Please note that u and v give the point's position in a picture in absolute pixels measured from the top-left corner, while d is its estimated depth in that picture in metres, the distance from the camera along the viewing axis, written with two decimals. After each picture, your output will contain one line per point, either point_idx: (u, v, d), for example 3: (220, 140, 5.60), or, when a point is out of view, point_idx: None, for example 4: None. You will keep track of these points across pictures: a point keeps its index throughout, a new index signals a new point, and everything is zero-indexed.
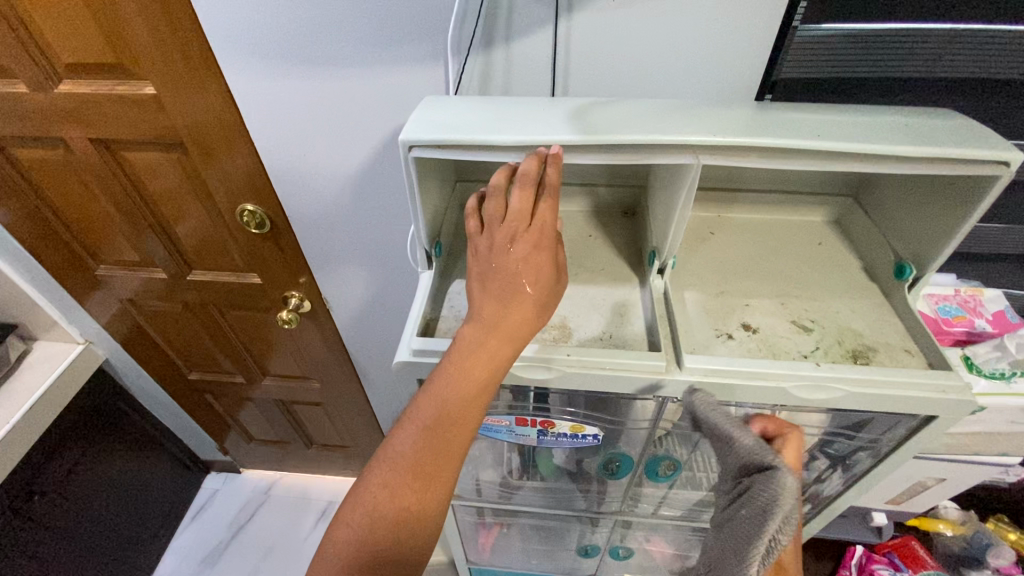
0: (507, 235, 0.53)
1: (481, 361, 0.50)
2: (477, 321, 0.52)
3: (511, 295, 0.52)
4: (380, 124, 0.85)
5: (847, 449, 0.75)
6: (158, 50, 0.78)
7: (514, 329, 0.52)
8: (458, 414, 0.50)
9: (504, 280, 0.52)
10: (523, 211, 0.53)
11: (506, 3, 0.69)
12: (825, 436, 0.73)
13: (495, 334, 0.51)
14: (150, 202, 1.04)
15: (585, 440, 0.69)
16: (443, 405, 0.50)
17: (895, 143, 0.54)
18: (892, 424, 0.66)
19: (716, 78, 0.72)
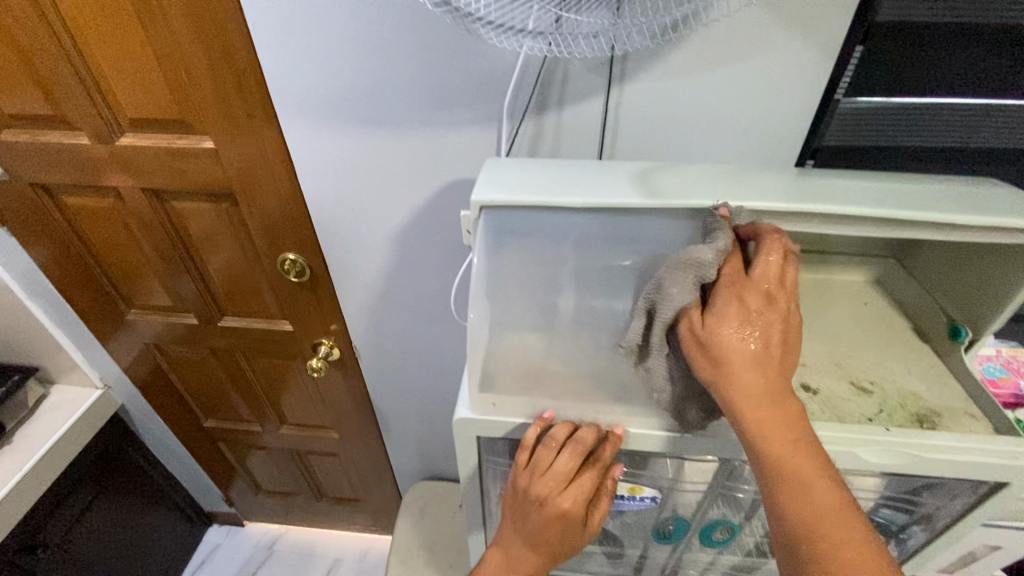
0: (543, 490, 0.62)
1: (513, 569, 0.67)
2: (512, 548, 0.68)
3: (553, 519, 0.63)
4: (428, 180, 0.87)
5: (903, 521, 0.75)
6: (223, 108, 0.82)
7: (556, 542, 0.66)
8: None
9: (544, 520, 0.63)
10: (557, 475, 0.61)
11: (562, 73, 0.73)
12: (882, 505, 0.73)
13: (543, 547, 0.66)
14: (191, 249, 1.06)
15: (644, 501, 0.71)
16: None
17: (953, 211, 0.56)
18: (954, 494, 0.67)
19: (759, 145, 0.75)
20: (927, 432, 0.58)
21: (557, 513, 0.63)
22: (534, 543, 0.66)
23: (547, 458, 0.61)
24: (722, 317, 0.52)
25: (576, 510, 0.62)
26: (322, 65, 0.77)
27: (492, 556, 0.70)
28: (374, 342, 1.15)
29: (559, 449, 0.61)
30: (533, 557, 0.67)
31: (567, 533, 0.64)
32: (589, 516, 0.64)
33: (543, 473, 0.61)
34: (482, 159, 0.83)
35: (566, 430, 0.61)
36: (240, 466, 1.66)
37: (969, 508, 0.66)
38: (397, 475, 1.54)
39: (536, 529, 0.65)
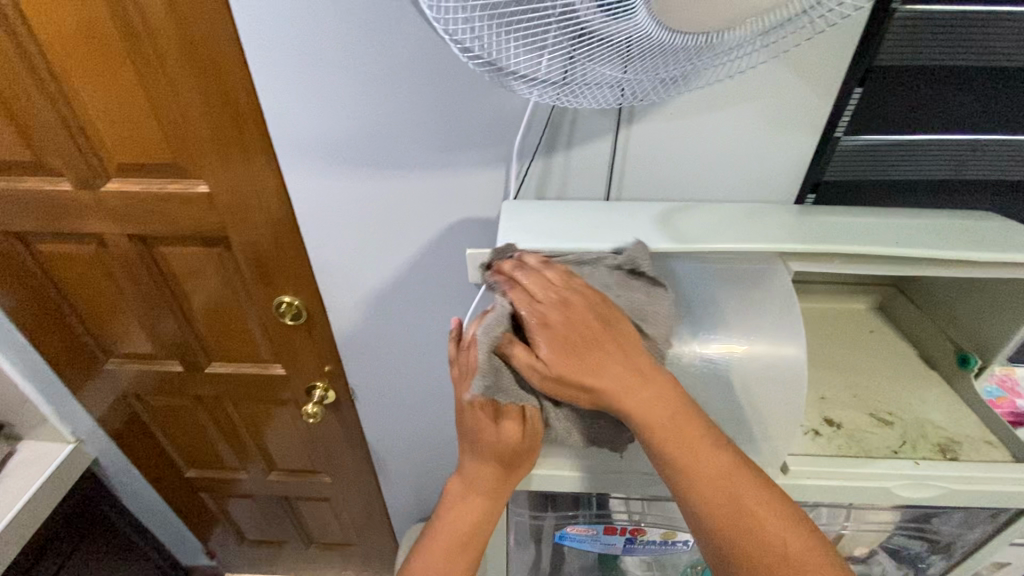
0: (486, 393, 0.52)
1: (474, 491, 0.58)
2: (465, 476, 0.59)
3: (499, 432, 0.53)
4: (433, 221, 0.86)
5: (922, 553, 0.77)
6: (219, 151, 0.79)
7: (510, 454, 0.54)
8: (463, 537, 0.59)
9: (493, 428, 0.53)
10: (495, 373, 0.52)
11: (571, 114, 0.73)
12: (905, 541, 0.75)
13: (497, 461, 0.56)
14: (180, 295, 1.01)
15: (675, 545, 0.72)
16: (450, 533, 0.59)
17: (965, 248, 0.58)
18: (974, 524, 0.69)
19: (764, 181, 0.77)
20: (952, 464, 0.59)
21: (500, 427, 0.53)
22: (486, 456, 0.55)
23: (480, 357, 0.53)
24: (550, 344, 0.50)
25: (513, 426, 0.53)
26: (327, 109, 0.76)
27: (452, 490, 0.60)
28: (374, 384, 1.12)
29: (487, 338, 0.53)
30: (490, 471, 0.57)
31: (507, 438, 0.53)
32: (534, 430, 0.54)
33: (473, 373, 0.53)
34: (490, 198, 0.82)
35: (494, 316, 0.53)
36: (223, 516, 1.57)
37: (987, 538, 0.69)
38: (394, 517, 1.49)
39: (482, 441, 0.54)
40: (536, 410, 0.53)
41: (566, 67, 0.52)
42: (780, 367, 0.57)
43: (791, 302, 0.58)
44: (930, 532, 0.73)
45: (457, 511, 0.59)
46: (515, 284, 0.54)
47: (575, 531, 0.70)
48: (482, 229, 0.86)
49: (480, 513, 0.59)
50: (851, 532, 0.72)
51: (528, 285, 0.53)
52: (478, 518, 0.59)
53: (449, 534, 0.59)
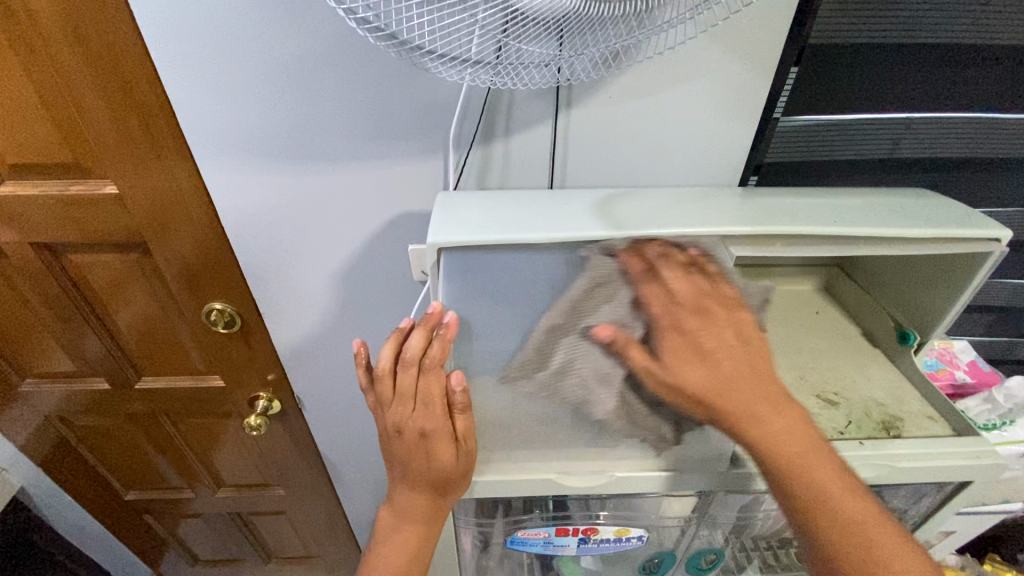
0: (416, 419, 0.52)
1: (409, 526, 0.58)
2: (397, 510, 0.58)
3: (431, 459, 0.53)
4: (370, 216, 0.81)
5: None
6: (126, 148, 0.72)
7: (442, 483, 0.54)
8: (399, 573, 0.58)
9: (425, 454, 0.53)
10: (426, 397, 0.52)
11: (507, 99, 0.70)
12: None
13: (429, 491, 0.55)
14: (97, 308, 0.93)
15: (629, 542, 0.70)
16: (385, 566, 0.58)
17: (902, 225, 0.58)
18: (920, 497, 0.71)
19: (708, 165, 0.75)
20: (896, 441, 0.59)
21: (431, 455, 0.53)
22: (419, 485, 0.55)
23: (410, 380, 0.52)
24: (680, 353, 0.50)
25: (446, 450, 0.52)
26: (245, 99, 0.70)
27: (386, 522, 0.59)
28: (321, 390, 1.06)
29: (415, 360, 0.52)
30: (423, 505, 0.56)
31: (441, 465, 0.53)
32: (468, 453, 0.53)
33: (403, 398, 0.53)
34: (429, 191, 0.78)
35: (423, 338, 0.53)
36: (172, 539, 1.48)
37: (932, 512, 0.71)
38: (355, 526, 1.43)
39: (415, 471, 0.54)
40: (470, 430, 0.53)
41: (500, 49, 0.49)
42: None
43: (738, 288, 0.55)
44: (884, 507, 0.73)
45: (393, 544, 0.58)
46: (656, 278, 0.53)
47: (527, 534, 0.68)
48: (424, 224, 0.82)
49: (417, 545, 0.58)
50: None
51: (668, 281, 0.53)
52: (416, 549, 0.58)
53: (386, 564, 0.59)
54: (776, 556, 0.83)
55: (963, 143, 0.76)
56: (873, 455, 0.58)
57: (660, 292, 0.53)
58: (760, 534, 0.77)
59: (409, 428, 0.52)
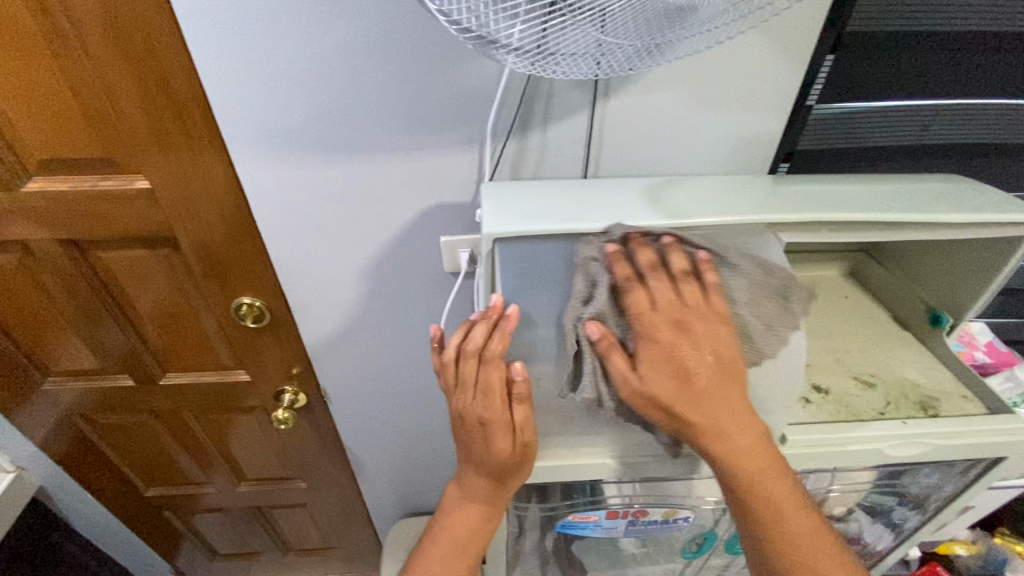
0: (477, 407, 0.54)
1: (473, 500, 0.62)
2: (462, 485, 0.62)
3: (490, 444, 0.55)
4: (404, 208, 0.81)
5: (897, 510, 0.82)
6: (160, 142, 0.71)
7: (502, 468, 0.57)
8: (466, 539, 0.63)
9: (486, 440, 0.55)
10: (486, 388, 0.53)
11: (545, 89, 0.70)
12: (886, 495, 0.79)
13: (490, 473, 0.58)
14: (124, 304, 0.92)
15: (675, 523, 0.73)
16: (453, 535, 0.64)
17: (942, 211, 0.59)
18: (946, 480, 0.74)
19: (741, 152, 0.76)
20: (934, 420, 0.61)
21: (491, 440, 0.55)
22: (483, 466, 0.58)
23: (472, 370, 0.54)
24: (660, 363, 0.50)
25: (503, 439, 0.54)
26: (282, 92, 0.70)
27: (449, 497, 0.64)
28: (347, 383, 1.06)
29: (477, 352, 0.53)
30: (484, 485, 0.60)
31: (499, 452, 0.55)
32: (525, 441, 0.55)
33: (466, 387, 0.54)
34: (463, 183, 0.78)
35: (485, 329, 0.53)
36: (191, 533, 1.49)
37: (957, 493, 0.74)
38: (375, 517, 1.44)
39: (478, 452, 0.57)
40: (527, 421, 0.54)
41: (544, 34, 0.48)
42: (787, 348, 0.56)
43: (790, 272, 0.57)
44: (907, 489, 0.77)
45: (455, 520, 0.63)
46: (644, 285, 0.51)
47: (576, 518, 0.71)
48: (457, 214, 0.82)
49: (476, 523, 0.63)
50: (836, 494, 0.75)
51: (655, 291, 0.51)
52: (475, 525, 0.63)
53: (448, 538, 0.64)
54: None
55: (988, 129, 0.78)
56: (915, 433, 0.60)
57: (672, 291, 0.51)
58: None
59: (472, 415, 0.55)
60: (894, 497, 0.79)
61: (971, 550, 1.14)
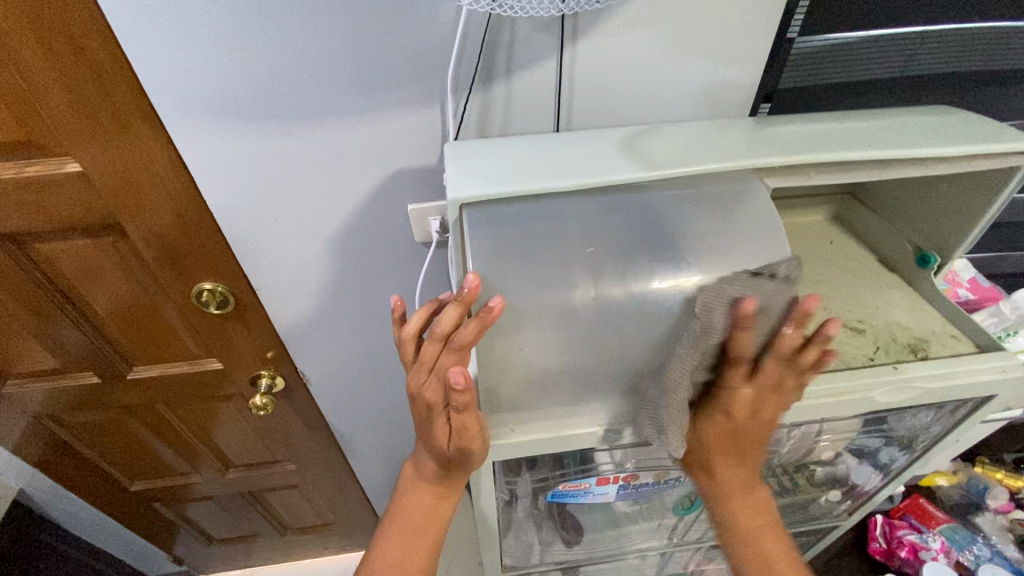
0: (428, 391, 0.54)
1: (426, 477, 0.62)
2: (419, 463, 0.62)
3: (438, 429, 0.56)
4: (366, 177, 0.76)
5: (887, 451, 0.83)
6: (86, 120, 0.64)
7: (443, 455, 0.58)
8: (425, 517, 0.63)
9: (429, 427, 0.56)
10: (442, 374, 0.53)
11: (508, 35, 0.64)
12: (875, 439, 0.80)
13: (441, 455, 0.58)
14: (75, 300, 0.86)
15: (666, 483, 0.72)
16: (413, 514, 0.63)
17: (933, 145, 0.56)
18: (934, 423, 0.75)
19: (719, 94, 0.72)
20: (925, 362, 0.60)
21: (439, 425, 0.55)
22: (432, 450, 0.58)
23: (432, 352, 0.53)
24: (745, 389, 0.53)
25: (443, 431, 0.55)
26: (217, 54, 0.63)
27: (407, 479, 0.65)
28: (326, 363, 1.03)
29: (443, 335, 0.51)
30: (431, 467, 0.61)
31: (440, 439, 0.56)
32: (461, 446, 0.55)
33: (423, 366, 0.53)
34: (427, 144, 0.73)
35: (457, 315, 0.50)
36: (184, 523, 1.47)
37: (943, 433, 0.75)
38: (370, 491, 1.45)
39: (428, 434, 0.57)
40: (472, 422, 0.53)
41: None
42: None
43: (774, 218, 0.55)
44: (894, 431, 0.77)
45: (412, 499, 0.64)
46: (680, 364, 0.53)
47: (567, 487, 0.70)
48: (424, 180, 0.77)
49: (432, 502, 0.63)
50: (825, 442, 0.76)
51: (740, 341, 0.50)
52: (430, 506, 0.63)
53: (407, 517, 0.64)
54: (795, 479, 0.87)
55: (975, 56, 0.74)
56: (908, 378, 0.58)
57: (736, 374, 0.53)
58: (783, 462, 0.80)
59: (421, 398, 0.55)
60: (880, 438, 0.80)
61: (952, 480, 1.18)
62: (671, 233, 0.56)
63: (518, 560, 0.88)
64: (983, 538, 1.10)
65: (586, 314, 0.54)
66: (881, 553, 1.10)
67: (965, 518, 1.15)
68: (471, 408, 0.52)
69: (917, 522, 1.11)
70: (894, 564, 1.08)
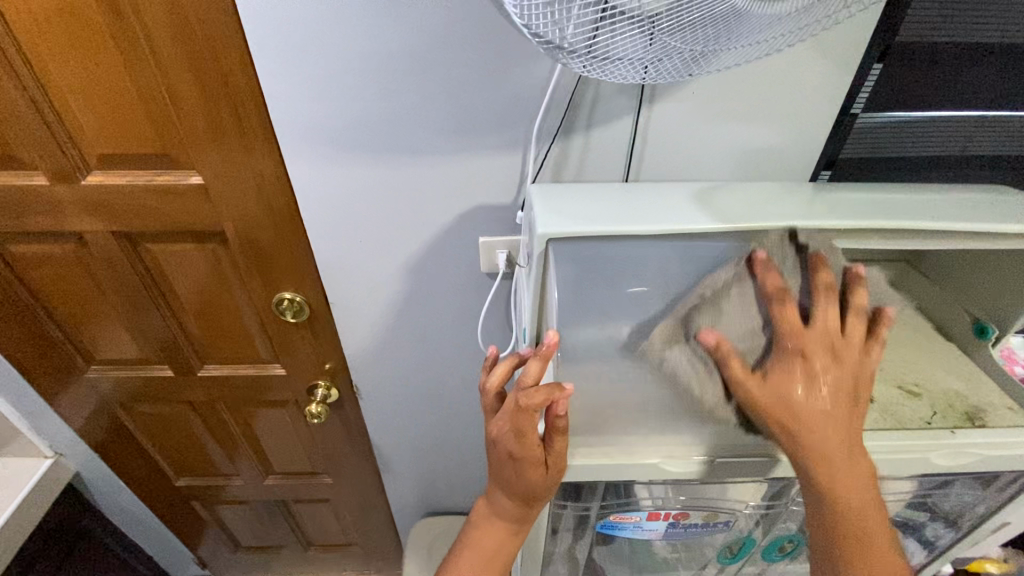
0: (510, 440, 0.56)
1: (496, 518, 0.65)
2: (492, 504, 0.65)
3: (520, 475, 0.58)
4: (446, 209, 0.83)
5: (931, 530, 0.83)
6: (216, 138, 0.74)
7: (532, 493, 0.60)
8: (491, 552, 0.65)
9: (516, 472, 0.58)
10: (520, 426, 0.54)
11: (592, 94, 0.71)
12: (920, 511, 0.80)
13: (518, 496, 0.61)
14: (169, 297, 0.94)
15: (716, 526, 0.73)
16: (482, 548, 0.65)
17: (997, 222, 0.59)
18: (975, 502, 0.76)
19: (781, 158, 0.77)
20: (983, 431, 0.61)
21: (521, 471, 0.58)
22: (513, 493, 0.61)
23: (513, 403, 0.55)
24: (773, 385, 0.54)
25: (535, 473, 0.57)
26: (338, 93, 0.71)
27: (477, 512, 0.67)
28: (379, 380, 1.08)
29: (525, 387, 0.53)
30: (505, 506, 0.63)
31: (530, 482, 0.58)
32: (545, 485, 0.58)
33: (504, 416, 0.56)
34: (505, 183, 0.80)
35: (539, 369, 0.53)
36: (216, 524, 1.51)
37: (992, 511, 0.75)
38: (396, 515, 1.46)
39: (508, 479, 0.60)
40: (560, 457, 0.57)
41: (600, 37, 0.46)
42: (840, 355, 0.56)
43: (840, 276, 0.58)
44: (940, 505, 0.78)
45: (482, 532, 0.66)
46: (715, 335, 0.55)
47: (620, 519, 0.71)
48: (498, 215, 0.84)
49: (503, 536, 0.65)
50: (875, 503, 0.75)
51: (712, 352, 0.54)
52: (498, 540, 0.65)
53: (477, 551, 0.66)
54: None
55: None
56: (966, 443, 0.59)
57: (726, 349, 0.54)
58: None
59: (503, 446, 0.57)
60: (926, 513, 0.80)
61: (1003, 568, 1.13)
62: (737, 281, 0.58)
63: None
64: None
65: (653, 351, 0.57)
66: None
67: None
68: (565, 433, 0.55)
69: None
70: None
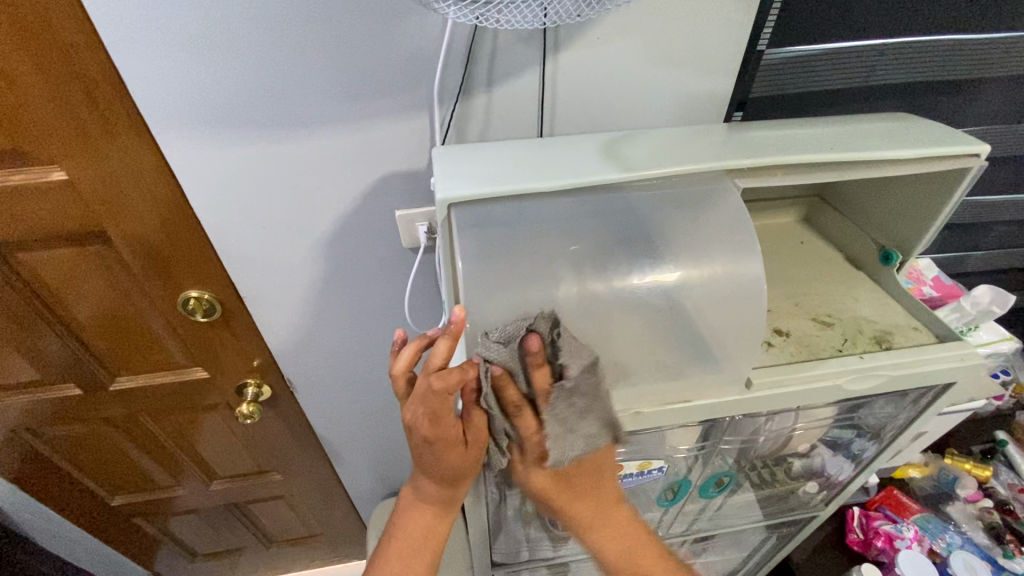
0: (424, 425, 0.54)
1: (425, 502, 0.64)
2: (417, 488, 0.64)
3: (441, 457, 0.57)
4: (353, 184, 0.78)
5: (857, 445, 0.88)
6: (72, 126, 0.65)
7: (456, 473, 0.59)
8: (423, 534, 0.65)
9: (436, 455, 0.57)
10: (434, 410, 0.52)
11: (491, 47, 0.67)
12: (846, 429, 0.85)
13: (442, 477, 0.60)
14: (57, 309, 0.85)
15: (651, 474, 0.76)
16: (414, 530, 0.65)
17: (891, 147, 0.60)
18: (896, 415, 0.81)
19: (690, 103, 0.76)
20: (890, 352, 0.63)
21: (441, 453, 0.57)
22: (435, 475, 0.60)
23: (423, 386, 0.52)
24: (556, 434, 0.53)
25: (456, 451, 0.57)
26: (208, 64, 0.64)
27: (405, 497, 0.66)
28: (312, 370, 1.03)
29: (436, 368, 0.51)
30: (431, 488, 0.63)
31: (453, 462, 0.58)
32: (466, 463, 0.58)
33: (416, 401, 0.53)
34: (413, 151, 0.75)
35: (449, 348, 0.50)
36: (166, 537, 1.44)
37: (908, 423, 0.80)
38: (356, 501, 1.44)
39: (428, 463, 0.59)
40: (480, 434, 0.57)
41: None
42: (747, 297, 0.56)
43: (745, 218, 0.57)
44: (864, 420, 0.82)
45: (412, 519, 0.65)
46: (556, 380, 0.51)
47: None
48: (411, 186, 0.79)
49: (431, 520, 0.65)
50: (801, 430, 0.78)
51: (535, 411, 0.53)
52: (430, 522, 0.65)
53: (406, 536, 0.65)
54: (773, 472, 0.91)
55: (924, 67, 0.80)
56: (875, 365, 0.62)
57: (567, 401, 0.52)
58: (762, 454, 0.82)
59: (418, 431, 0.55)
60: (852, 429, 0.85)
61: (924, 472, 1.23)
62: (647, 229, 0.57)
63: (505, 558, 0.90)
64: (954, 526, 1.15)
65: (569, 310, 0.54)
66: (858, 544, 1.09)
67: (937, 508, 1.20)
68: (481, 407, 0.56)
69: (892, 513, 1.13)
70: (870, 554, 1.08)
